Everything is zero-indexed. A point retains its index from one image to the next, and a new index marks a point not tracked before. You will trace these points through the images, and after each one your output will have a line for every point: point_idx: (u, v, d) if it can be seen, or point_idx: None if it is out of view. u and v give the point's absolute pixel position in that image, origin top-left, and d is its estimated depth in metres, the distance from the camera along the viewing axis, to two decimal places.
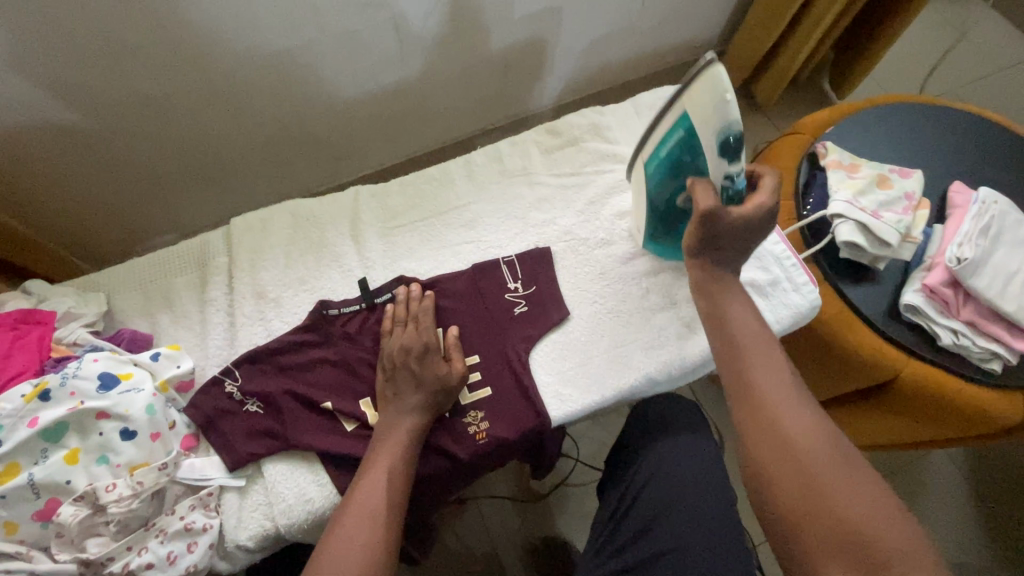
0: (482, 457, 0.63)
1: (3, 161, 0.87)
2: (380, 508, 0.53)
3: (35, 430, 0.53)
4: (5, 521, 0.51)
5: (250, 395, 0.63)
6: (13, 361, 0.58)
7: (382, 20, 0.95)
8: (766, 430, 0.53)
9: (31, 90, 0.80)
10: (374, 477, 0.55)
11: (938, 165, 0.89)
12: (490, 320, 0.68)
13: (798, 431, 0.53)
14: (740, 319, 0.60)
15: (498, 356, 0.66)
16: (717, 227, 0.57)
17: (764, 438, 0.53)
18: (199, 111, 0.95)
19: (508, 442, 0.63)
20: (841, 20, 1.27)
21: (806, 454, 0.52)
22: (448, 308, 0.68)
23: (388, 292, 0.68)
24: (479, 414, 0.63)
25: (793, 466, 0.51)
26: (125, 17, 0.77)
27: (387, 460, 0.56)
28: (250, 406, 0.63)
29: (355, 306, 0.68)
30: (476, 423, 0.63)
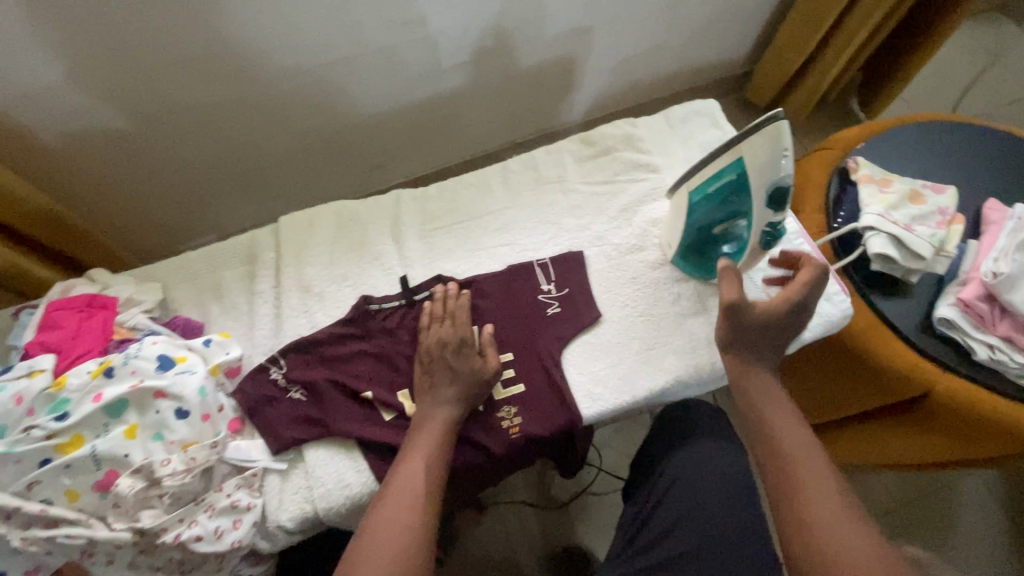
0: (515, 451, 0.64)
1: (69, 159, 0.93)
2: (418, 495, 0.55)
3: (99, 405, 0.56)
4: (69, 489, 0.54)
5: (294, 382, 0.66)
6: (79, 341, 0.61)
7: (423, 36, 1.00)
8: (797, 509, 0.56)
9: (99, 94, 0.86)
10: (413, 461, 0.57)
11: (972, 182, 0.89)
12: (523, 318, 0.70)
13: (822, 512, 0.54)
14: (765, 400, 0.62)
15: (532, 354, 0.68)
16: (745, 319, 0.61)
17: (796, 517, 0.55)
18: (249, 118, 1.01)
19: (540, 437, 0.64)
20: (871, 41, 1.29)
21: (834, 540, 0.53)
22: (483, 306, 0.71)
23: (427, 289, 0.71)
24: (512, 409, 0.65)
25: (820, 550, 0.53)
26: (190, 29, 0.83)
27: (427, 445, 0.59)
28: (294, 393, 0.66)
29: (395, 302, 0.70)
30: (509, 418, 0.64)
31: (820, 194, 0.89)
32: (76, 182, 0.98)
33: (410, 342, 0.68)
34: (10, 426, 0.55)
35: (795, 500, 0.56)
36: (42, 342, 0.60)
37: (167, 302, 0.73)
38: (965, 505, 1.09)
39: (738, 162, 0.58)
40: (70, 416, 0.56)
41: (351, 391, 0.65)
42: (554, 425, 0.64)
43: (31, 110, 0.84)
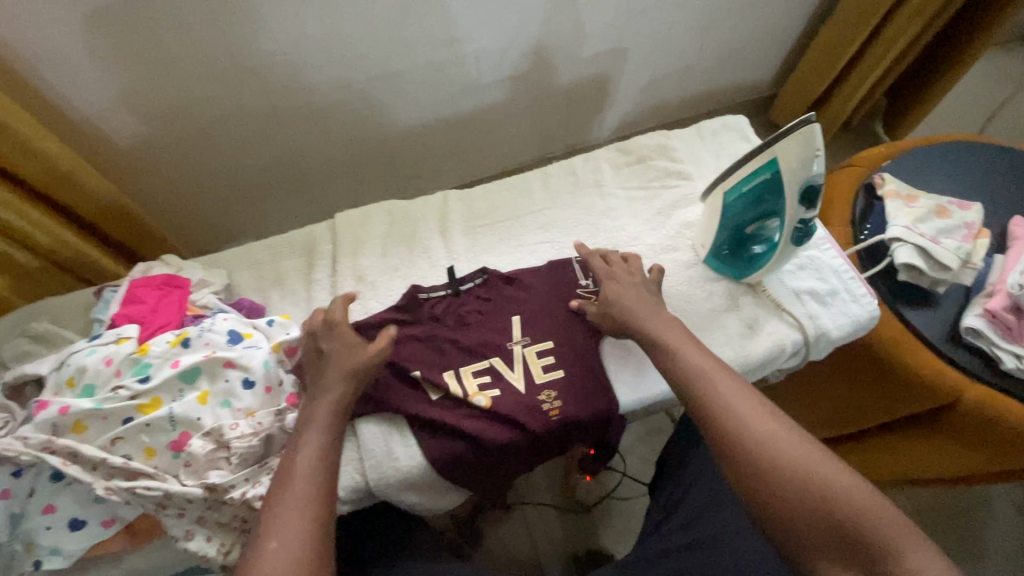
0: (555, 434, 0.67)
1: (139, 157, 1.01)
2: (313, 489, 0.53)
3: (176, 370, 0.62)
4: (147, 446, 0.59)
5: None
6: (159, 315, 0.67)
7: (468, 54, 1.07)
8: (710, 422, 0.55)
9: (173, 100, 0.94)
10: (304, 455, 0.55)
11: (996, 200, 0.92)
12: (561, 310, 0.74)
13: (764, 445, 0.51)
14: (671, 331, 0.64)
15: (570, 345, 0.71)
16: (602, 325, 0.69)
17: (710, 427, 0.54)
18: (304, 127, 1.08)
19: (579, 420, 0.67)
20: (895, 67, 1.33)
21: (744, 436, 0.52)
22: (523, 299, 0.75)
23: (472, 280, 0.76)
24: (553, 393, 0.68)
25: (777, 489, 0.48)
26: (259, 43, 0.91)
27: (320, 435, 0.57)
28: None
29: (442, 292, 0.75)
30: (550, 401, 0.68)
31: (846, 207, 0.92)
32: (142, 181, 1.05)
33: (456, 328, 0.73)
34: (98, 385, 0.61)
35: (732, 437, 0.52)
36: (126, 313, 0.67)
37: (232, 286, 0.79)
38: (995, 525, 1.08)
39: (772, 163, 0.62)
40: (152, 379, 0.61)
41: (400, 371, 0.69)
42: (593, 413, 0.68)
43: (111, 113, 0.92)
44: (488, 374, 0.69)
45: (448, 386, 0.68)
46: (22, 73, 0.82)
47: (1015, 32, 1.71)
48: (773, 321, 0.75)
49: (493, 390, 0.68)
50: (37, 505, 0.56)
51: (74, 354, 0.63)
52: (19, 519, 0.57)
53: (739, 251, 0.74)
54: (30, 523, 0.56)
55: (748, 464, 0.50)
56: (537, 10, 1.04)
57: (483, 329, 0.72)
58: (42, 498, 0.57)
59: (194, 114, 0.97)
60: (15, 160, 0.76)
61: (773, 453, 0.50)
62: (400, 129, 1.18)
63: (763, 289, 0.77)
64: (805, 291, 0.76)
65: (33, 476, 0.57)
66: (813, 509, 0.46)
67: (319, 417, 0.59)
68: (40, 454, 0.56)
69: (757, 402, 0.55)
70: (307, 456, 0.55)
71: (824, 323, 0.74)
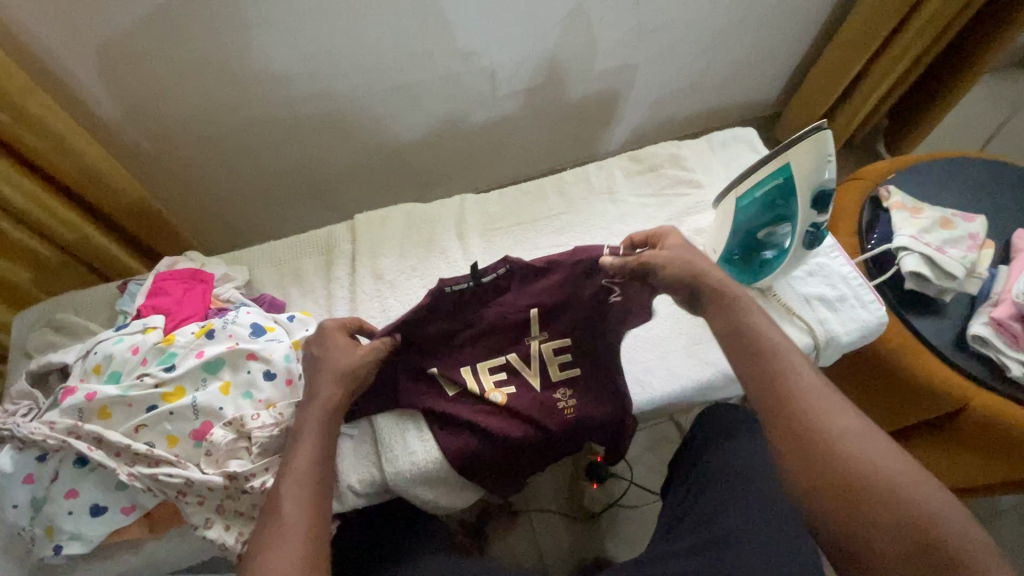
0: (570, 431, 0.68)
1: (162, 160, 1.03)
2: (303, 521, 0.52)
3: (200, 361, 0.63)
4: (169, 434, 0.60)
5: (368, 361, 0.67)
6: (184, 307, 0.69)
7: (483, 66, 1.11)
8: (799, 424, 0.51)
9: (197, 105, 0.97)
10: (291, 487, 0.54)
11: (1000, 213, 0.94)
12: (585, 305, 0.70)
13: (850, 453, 0.49)
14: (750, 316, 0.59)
15: (590, 343, 0.71)
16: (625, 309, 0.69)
17: (800, 429, 0.51)
18: (322, 134, 1.11)
19: (593, 418, 0.68)
20: (897, 88, 1.37)
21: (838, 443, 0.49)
22: (546, 295, 0.70)
23: (494, 273, 0.68)
24: (567, 392, 0.70)
25: (862, 500, 0.47)
26: (283, 51, 0.94)
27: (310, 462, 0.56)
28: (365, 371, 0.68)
29: (464, 284, 0.67)
30: (565, 399, 0.69)
31: (853, 219, 0.95)
32: (163, 182, 1.08)
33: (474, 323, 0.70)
34: (124, 372, 0.62)
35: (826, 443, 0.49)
36: (153, 305, 0.69)
37: (253, 282, 0.80)
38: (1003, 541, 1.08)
39: (785, 168, 0.64)
40: (176, 368, 0.62)
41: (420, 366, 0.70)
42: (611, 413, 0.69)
43: (138, 115, 0.95)
44: (504, 370, 0.71)
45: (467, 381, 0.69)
46: (56, 73, 0.85)
47: (1012, 58, 1.76)
48: (783, 325, 0.76)
49: (509, 387, 0.70)
50: (60, 490, 0.57)
51: (100, 343, 0.64)
52: (41, 504, 0.57)
53: (750, 259, 0.76)
54: (52, 507, 0.57)
55: (836, 472, 0.48)
56: (553, 25, 1.08)
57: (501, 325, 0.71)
58: (65, 483, 0.57)
59: (218, 119, 1.00)
60: (49, 154, 0.79)
61: (860, 462, 0.48)
62: (415, 139, 1.21)
63: (774, 294, 0.78)
64: (815, 297, 0.78)
65: (57, 461, 0.58)
66: (893, 515, 0.45)
67: (302, 452, 0.56)
68: (66, 438, 0.57)
69: (842, 403, 0.52)
70: (292, 492, 0.53)
71: (833, 328, 0.76)
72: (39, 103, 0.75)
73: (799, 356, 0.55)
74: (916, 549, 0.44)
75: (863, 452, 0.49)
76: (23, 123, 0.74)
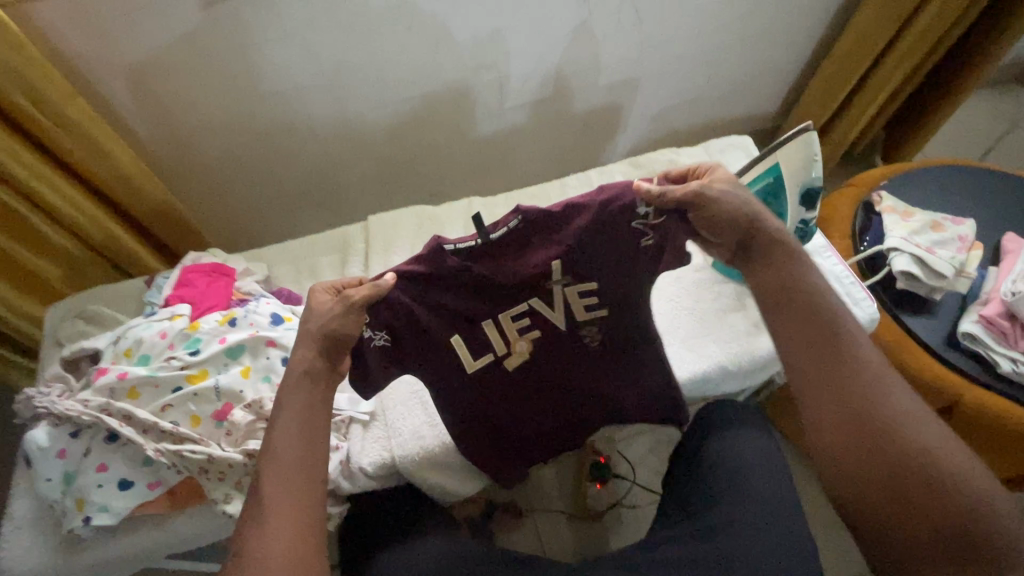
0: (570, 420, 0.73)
1: (186, 166, 1.09)
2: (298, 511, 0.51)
3: (224, 346, 0.66)
4: (193, 414, 0.64)
5: (377, 327, 0.60)
6: (208, 297, 0.73)
7: (492, 79, 1.16)
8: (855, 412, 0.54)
9: (221, 115, 1.03)
10: (283, 476, 0.52)
11: (990, 218, 0.97)
12: (613, 252, 0.62)
13: (900, 439, 0.52)
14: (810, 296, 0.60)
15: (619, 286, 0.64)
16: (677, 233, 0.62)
17: (854, 419, 0.54)
18: (338, 143, 1.16)
19: (593, 407, 0.72)
20: (892, 101, 1.41)
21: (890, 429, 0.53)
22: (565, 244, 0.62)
23: (503, 225, 0.60)
24: (594, 329, 0.67)
25: (903, 484, 0.51)
26: (303, 65, 1.00)
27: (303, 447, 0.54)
28: (378, 338, 0.61)
29: (470, 243, 0.60)
30: (591, 335, 0.67)
31: (847, 222, 0.98)
32: (186, 188, 1.13)
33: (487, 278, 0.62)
34: (153, 355, 0.66)
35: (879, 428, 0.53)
36: (179, 295, 0.74)
37: (271, 278, 0.85)
38: None
39: (774, 168, 0.68)
40: (201, 353, 0.66)
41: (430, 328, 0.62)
42: (626, 369, 0.71)
43: (166, 124, 1.01)
44: (527, 318, 0.65)
45: (488, 340, 0.65)
46: (93, 83, 0.91)
47: (1007, 74, 1.81)
48: None
49: (535, 333, 0.66)
50: (91, 464, 0.61)
51: (131, 329, 0.69)
52: (73, 477, 0.61)
53: None
54: (83, 480, 0.60)
55: (884, 457, 0.52)
56: (558, 40, 1.13)
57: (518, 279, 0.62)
58: (96, 457, 0.61)
59: (240, 127, 1.06)
60: (83, 157, 0.85)
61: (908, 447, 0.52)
62: (426, 148, 1.26)
63: None
64: None
65: (89, 437, 0.62)
66: (932, 499, 0.50)
67: (280, 442, 0.53)
68: (99, 414, 0.61)
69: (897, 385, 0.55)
70: (283, 482, 0.52)
71: None
72: (78, 109, 0.80)
73: (868, 341, 0.58)
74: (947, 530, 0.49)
75: (911, 438, 0.53)
76: (61, 126, 0.80)
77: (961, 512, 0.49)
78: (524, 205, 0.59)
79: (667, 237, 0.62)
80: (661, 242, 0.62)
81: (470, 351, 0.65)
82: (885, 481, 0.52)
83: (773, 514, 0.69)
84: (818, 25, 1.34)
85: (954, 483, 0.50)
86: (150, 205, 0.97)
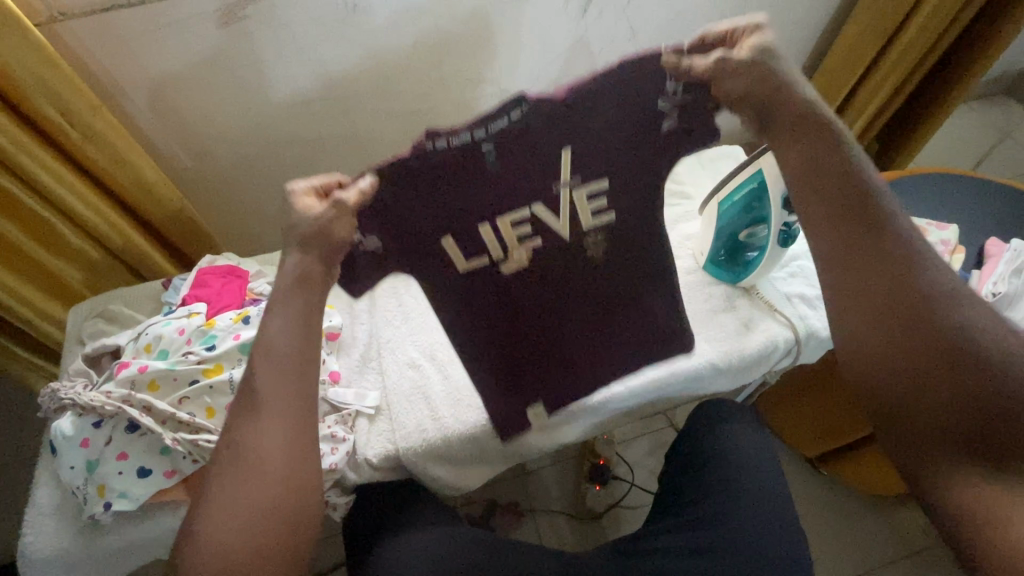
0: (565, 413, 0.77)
1: (200, 176, 1.14)
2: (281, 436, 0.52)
3: (238, 342, 0.70)
4: (208, 406, 0.67)
5: (366, 232, 0.55)
6: (223, 297, 0.78)
7: (493, 92, 1.21)
8: (897, 281, 0.54)
9: (235, 128, 1.08)
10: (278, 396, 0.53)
11: (974, 224, 1.01)
12: (634, 135, 0.55)
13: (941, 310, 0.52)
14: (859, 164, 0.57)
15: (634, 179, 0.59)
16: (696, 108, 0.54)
17: (897, 285, 0.54)
18: (345, 153, 1.21)
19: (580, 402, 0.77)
20: (883, 112, 1.46)
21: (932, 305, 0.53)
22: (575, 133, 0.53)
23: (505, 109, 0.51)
24: (599, 239, 0.63)
25: (943, 355, 0.51)
26: (313, 80, 1.05)
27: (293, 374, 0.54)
28: (362, 241, 0.55)
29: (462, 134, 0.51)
30: (595, 247, 0.63)
31: None
32: (200, 196, 1.18)
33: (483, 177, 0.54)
34: (171, 350, 0.70)
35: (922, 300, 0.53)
36: (196, 295, 0.78)
37: None
38: None
39: (757, 174, 0.72)
40: (216, 348, 0.70)
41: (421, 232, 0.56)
42: (642, 273, 0.69)
43: (183, 136, 1.06)
44: (528, 226, 0.59)
45: (485, 245, 0.59)
46: (116, 98, 0.96)
47: (997, 86, 1.86)
48: (767, 320, 0.83)
49: (535, 242, 0.61)
50: (112, 452, 0.64)
51: (151, 326, 0.73)
52: (95, 465, 0.64)
53: (735, 263, 0.83)
54: (104, 468, 0.64)
55: (924, 327, 0.52)
56: (557, 54, 1.18)
57: (519, 177, 0.55)
58: (117, 446, 0.65)
59: (253, 138, 1.11)
60: (107, 166, 0.89)
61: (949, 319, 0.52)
62: None
63: (757, 292, 0.85)
64: (795, 295, 0.84)
65: (110, 427, 0.65)
66: (970, 371, 0.50)
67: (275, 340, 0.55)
68: (120, 405, 0.64)
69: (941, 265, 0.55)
70: (276, 404, 0.53)
71: (812, 324, 0.82)
72: (104, 121, 0.85)
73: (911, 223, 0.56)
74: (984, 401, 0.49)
75: (954, 312, 0.52)
76: (87, 138, 0.85)
77: (1001, 397, 0.49)
78: (525, 94, 0.49)
79: (694, 115, 0.55)
80: (684, 124, 0.55)
81: (462, 252, 0.59)
82: (917, 362, 0.52)
83: (765, 505, 0.70)
84: (808, 40, 1.39)
85: (999, 368, 0.50)
86: (167, 212, 1.02)
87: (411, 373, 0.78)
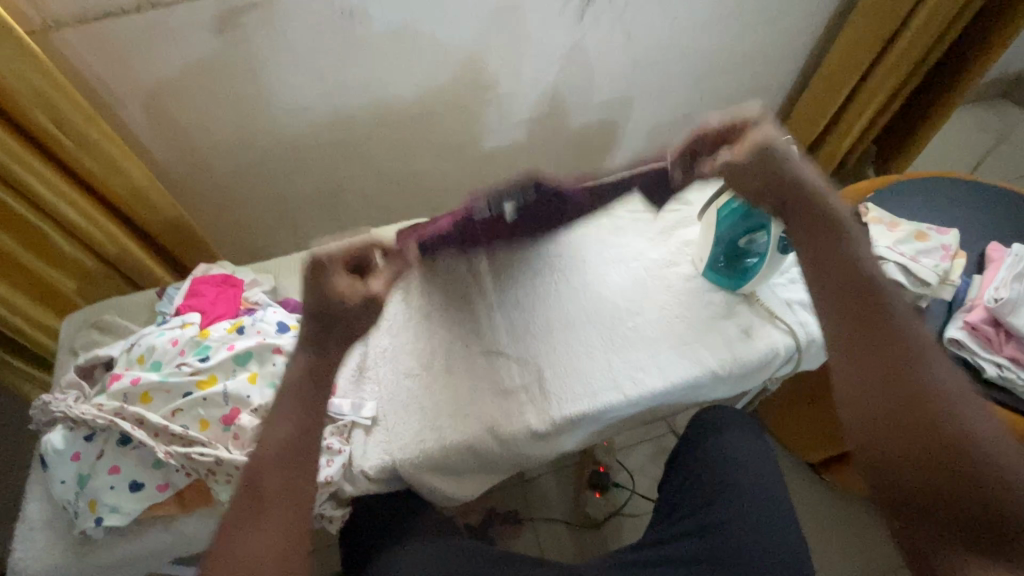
0: (566, 424, 0.75)
1: (195, 184, 1.13)
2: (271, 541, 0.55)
3: (232, 353, 0.69)
4: (202, 418, 0.66)
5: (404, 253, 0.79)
6: (218, 306, 0.77)
7: (489, 98, 1.21)
8: (891, 371, 0.59)
9: (230, 135, 1.07)
10: (277, 496, 0.58)
11: (974, 227, 1.00)
12: None
13: (939, 402, 0.57)
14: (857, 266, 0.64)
15: None
16: None
17: (891, 376, 0.59)
18: (341, 160, 1.20)
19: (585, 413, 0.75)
20: (881, 115, 1.46)
21: (940, 403, 0.57)
22: None
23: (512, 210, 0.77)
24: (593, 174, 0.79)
25: (931, 449, 0.55)
26: (309, 87, 1.05)
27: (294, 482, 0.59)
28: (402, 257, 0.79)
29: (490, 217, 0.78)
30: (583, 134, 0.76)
31: None
32: (196, 204, 1.17)
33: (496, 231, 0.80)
34: (165, 362, 0.69)
35: (919, 394, 0.57)
36: (190, 304, 0.77)
37: (278, 288, 0.87)
38: None
39: None
40: (210, 359, 0.69)
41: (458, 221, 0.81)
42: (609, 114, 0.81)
43: (179, 143, 1.05)
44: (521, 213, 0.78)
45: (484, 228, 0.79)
46: (111, 105, 0.96)
47: (995, 89, 1.86)
48: (767, 327, 0.82)
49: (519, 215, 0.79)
50: (104, 466, 0.63)
51: (145, 336, 0.72)
52: (86, 479, 0.63)
53: (734, 269, 0.83)
54: (96, 482, 0.63)
55: (914, 418, 0.57)
56: (554, 59, 1.18)
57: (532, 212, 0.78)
58: (109, 460, 0.63)
59: (250, 145, 1.10)
60: (103, 176, 0.89)
61: (946, 412, 0.56)
62: (430, 163, 1.30)
63: (758, 298, 0.84)
64: (795, 300, 0.84)
65: (103, 440, 0.64)
66: (964, 465, 0.54)
67: (285, 420, 0.61)
68: (113, 417, 0.63)
69: (943, 365, 0.59)
70: (272, 506, 0.57)
71: (813, 330, 0.82)
72: (99, 131, 0.85)
73: (913, 322, 0.62)
74: (962, 497, 0.54)
75: (950, 409, 0.56)
76: (83, 147, 0.85)
77: (996, 494, 0.53)
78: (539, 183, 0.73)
79: None
80: None
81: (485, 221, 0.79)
82: (913, 451, 0.56)
83: (766, 512, 0.70)
84: (806, 43, 1.39)
85: (992, 466, 0.53)
86: (163, 219, 1.01)
87: (409, 382, 0.77)
